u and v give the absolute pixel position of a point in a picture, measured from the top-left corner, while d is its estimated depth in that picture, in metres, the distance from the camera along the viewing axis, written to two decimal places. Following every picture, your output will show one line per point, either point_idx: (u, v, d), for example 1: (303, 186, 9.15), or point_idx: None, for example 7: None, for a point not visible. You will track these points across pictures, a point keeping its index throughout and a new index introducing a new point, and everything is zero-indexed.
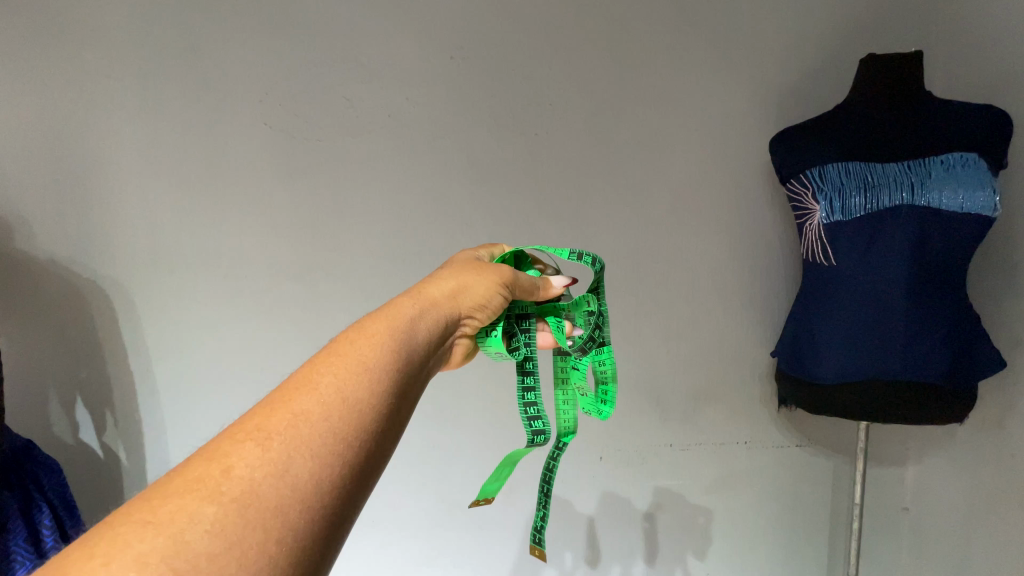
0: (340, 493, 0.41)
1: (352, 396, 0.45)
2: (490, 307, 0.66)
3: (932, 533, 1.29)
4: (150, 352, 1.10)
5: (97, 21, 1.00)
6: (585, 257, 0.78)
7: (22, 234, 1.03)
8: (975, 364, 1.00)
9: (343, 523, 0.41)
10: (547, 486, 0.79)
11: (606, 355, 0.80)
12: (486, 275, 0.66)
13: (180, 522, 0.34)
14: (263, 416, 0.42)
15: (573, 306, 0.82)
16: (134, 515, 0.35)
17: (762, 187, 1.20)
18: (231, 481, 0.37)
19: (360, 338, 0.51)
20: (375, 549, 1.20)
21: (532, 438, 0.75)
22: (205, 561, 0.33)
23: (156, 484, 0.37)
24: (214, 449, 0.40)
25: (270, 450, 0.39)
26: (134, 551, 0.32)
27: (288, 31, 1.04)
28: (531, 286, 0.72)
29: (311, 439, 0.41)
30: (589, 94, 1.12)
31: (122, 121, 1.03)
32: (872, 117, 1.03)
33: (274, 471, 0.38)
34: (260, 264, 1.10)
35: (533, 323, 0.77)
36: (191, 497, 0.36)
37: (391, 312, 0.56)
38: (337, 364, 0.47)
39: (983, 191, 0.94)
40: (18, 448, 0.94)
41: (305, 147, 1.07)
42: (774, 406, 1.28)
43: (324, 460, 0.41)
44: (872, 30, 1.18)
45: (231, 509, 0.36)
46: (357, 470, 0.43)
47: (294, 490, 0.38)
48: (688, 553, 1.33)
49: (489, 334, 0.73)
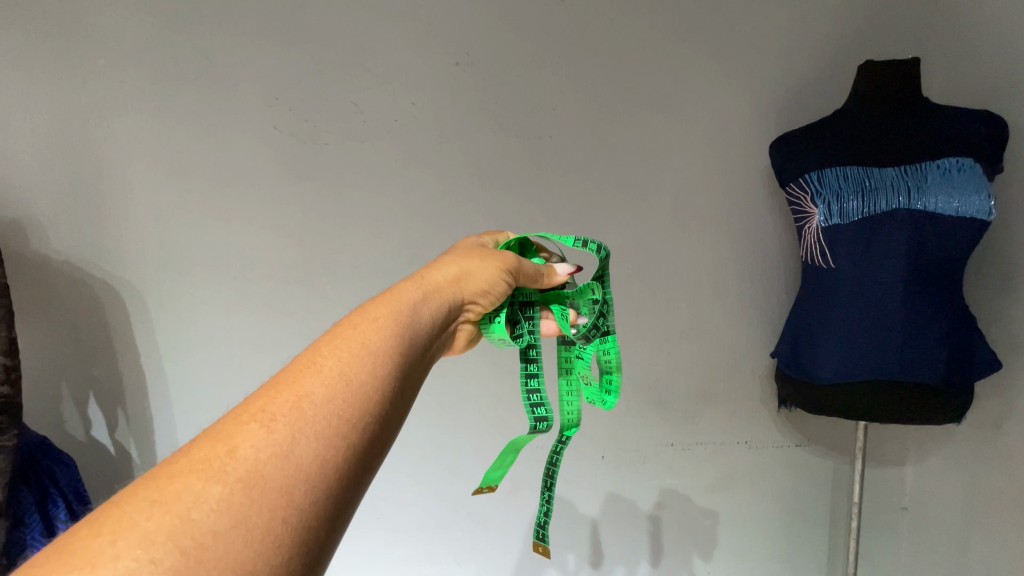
0: (345, 474, 0.40)
1: (356, 377, 0.45)
2: (494, 293, 0.67)
3: (931, 531, 1.31)
4: (160, 352, 1.12)
5: (111, 26, 1.01)
6: (591, 244, 0.79)
7: (33, 236, 1.04)
8: (970, 366, 1.02)
9: (350, 504, 0.40)
10: (549, 478, 0.79)
11: (611, 344, 0.81)
12: (490, 261, 0.67)
13: (186, 501, 0.34)
14: (267, 397, 0.42)
15: (578, 294, 0.81)
16: (142, 494, 0.35)
17: (762, 190, 1.22)
18: (236, 461, 0.37)
19: (363, 321, 0.51)
20: (381, 550, 1.21)
21: (533, 425, 0.75)
22: (211, 539, 0.33)
23: (162, 465, 0.38)
24: (219, 430, 0.40)
25: (274, 431, 0.39)
26: (141, 529, 0.33)
27: (299, 37, 1.06)
28: (535, 274, 0.73)
29: (315, 420, 0.40)
30: (594, 98, 1.14)
31: (134, 125, 1.04)
32: (870, 123, 1.05)
33: (278, 452, 0.38)
34: (269, 265, 1.12)
35: (537, 311, 0.78)
36: (196, 477, 0.36)
37: (393, 297, 0.56)
38: (341, 346, 0.47)
39: (978, 196, 0.96)
40: (35, 444, 0.95)
41: (315, 150, 1.09)
42: (774, 406, 1.30)
43: (329, 441, 0.40)
44: (870, 38, 1.21)
45: (235, 489, 0.35)
46: (362, 452, 0.42)
47: (299, 471, 0.38)
48: (690, 551, 1.34)
49: (493, 320, 0.73)
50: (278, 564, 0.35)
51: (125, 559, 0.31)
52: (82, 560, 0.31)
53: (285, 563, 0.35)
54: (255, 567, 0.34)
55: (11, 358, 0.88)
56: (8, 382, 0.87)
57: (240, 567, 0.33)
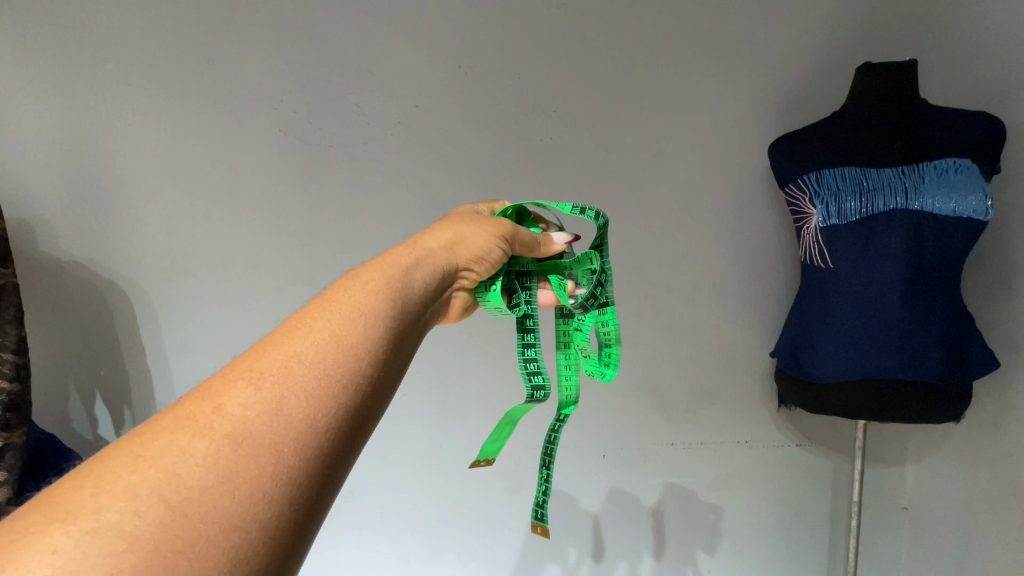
0: (335, 434, 0.41)
1: (345, 339, 0.45)
2: (489, 259, 0.68)
3: (932, 529, 1.32)
4: (166, 351, 1.13)
5: (119, 31, 1.03)
6: (588, 212, 0.80)
7: (42, 237, 1.05)
8: (968, 364, 1.03)
9: (340, 463, 0.41)
10: (547, 450, 0.80)
11: (610, 316, 0.81)
12: (484, 227, 0.68)
13: (172, 456, 0.35)
14: (255, 357, 0.43)
15: (575, 265, 0.83)
16: (126, 449, 0.35)
17: (761, 191, 1.24)
18: (223, 419, 0.37)
19: (354, 286, 0.51)
20: (384, 547, 1.22)
21: (532, 393, 0.76)
22: (197, 493, 0.34)
23: (147, 421, 0.38)
24: (207, 389, 0.40)
25: (262, 389, 0.40)
26: (125, 482, 0.33)
27: (303, 42, 1.08)
28: (532, 242, 0.74)
29: (304, 379, 0.41)
30: (594, 101, 1.16)
31: (142, 128, 1.06)
32: (868, 125, 1.07)
33: (266, 410, 0.38)
34: (275, 267, 1.13)
35: (533, 281, 0.79)
36: (182, 433, 0.36)
37: (385, 263, 0.57)
38: (331, 309, 0.48)
39: (974, 196, 0.98)
40: (42, 441, 0.97)
41: (320, 153, 1.10)
42: (774, 406, 1.32)
43: (317, 399, 0.41)
44: (866, 43, 1.23)
45: (222, 444, 0.36)
46: (352, 412, 0.43)
47: (287, 428, 0.38)
48: (692, 549, 1.35)
49: (488, 289, 0.74)
50: (266, 518, 0.35)
51: (108, 511, 0.32)
52: (63, 512, 0.32)
53: (274, 520, 0.36)
54: (242, 521, 0.34)
55: (20, 356, 0.89)
56: (17, 380, 0.88)
57: (227, 521, 0.34)
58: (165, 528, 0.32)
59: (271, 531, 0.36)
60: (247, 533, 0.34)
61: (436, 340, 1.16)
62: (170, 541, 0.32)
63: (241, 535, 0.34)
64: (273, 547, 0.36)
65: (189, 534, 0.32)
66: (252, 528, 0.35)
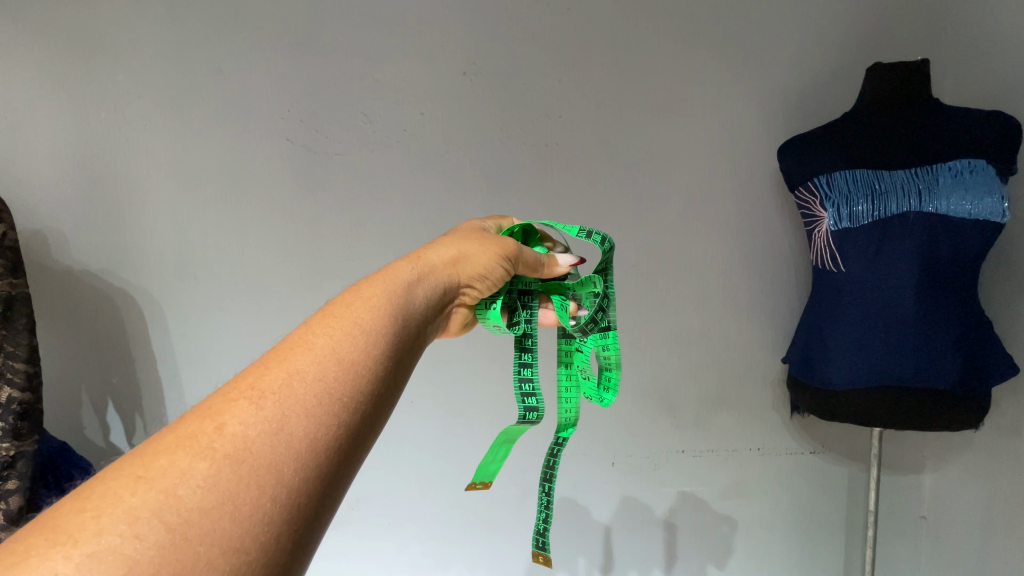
0: (336, 452, 0.41)
1: (347, 356, 0.45)
2: (491, 278, 0.67)
3: (952, 538, 1.28)
4: (175, 359, 1.13)
5: (130, 43, 1.05)
6: (594, 236, 0.79)
7: (56, 247, 1.07)
8: (987, 372, 1.01)
9: (340, 482, 0.41)
10: (548, 475, 0.79)
11: (610, 340, 0.79)
12: (487, 245, 0.66)
13: (173, 478, 0.35)
14: (256, 374, 0.42)
15: (579, 287, 0.80)
16: (128, 469, 0.35)
17: (769, 194, 1.22)
18: (224, 437, 0.37)
19: (356, 301, 0.51)
20: (393, 555, 1.21)
21: (525, 415, 0.76)
22: (198, 515, 0.33)
23: (148, 440, 0.38)
24: (209, 407, 0.40)
25: (264, 408, 0.39)
26: (126, 504, 0.33)
27: (310, 51, 1.08)
28: (536, 263, 0.72)
29: (305, 397, 0.41)
30: (599, 105, 1.15)
31: (151, 138, 1.07)
32: (879, 127, 1.05)
33: (267, 428, 0.38)
34: (282, 274, 1.13)
35: (535, 301, 0.79)
36: (184, 453, 0.36)
37: (388, 277, 0.57)
38: (333, 325, 0.47)
39: (990, 197, 0.96)
40: (54, 450, 0.97)
41: (326, 162, 1.11)
42: (786, 412, 1.29)
43: (319, 419, 0.40)
44: (878, 42, 1.21)
45: (223, 465, 0.36)
46: (353, 430, 0.42)
47: (288, 448, 0.38)
48: (704, 558, 1.33)
49: (489, 307, 0.73)
50: (267, 542, 0.35)
51: (108, 535, 0.31)
52: (63, 535, 0.31)
53: (274, 542, 0.35)
54: (243, 543, 0.34)
55: (32, 364, 0.90)
56: (29, 388, 0.89)
57: (228, 544, 0.33)
58: (165, 552, 0.31)
59: (270, 554, 0.35)
60: (247, 555, 0.34)
61: (443, 348, 1.16)
62: (170, 565, 0.31)
63: (242, 558, 0.34)
64: (273, 569, 0.35)
65: (191, 557, 0.32)
66: (254, 551, 0.34)
